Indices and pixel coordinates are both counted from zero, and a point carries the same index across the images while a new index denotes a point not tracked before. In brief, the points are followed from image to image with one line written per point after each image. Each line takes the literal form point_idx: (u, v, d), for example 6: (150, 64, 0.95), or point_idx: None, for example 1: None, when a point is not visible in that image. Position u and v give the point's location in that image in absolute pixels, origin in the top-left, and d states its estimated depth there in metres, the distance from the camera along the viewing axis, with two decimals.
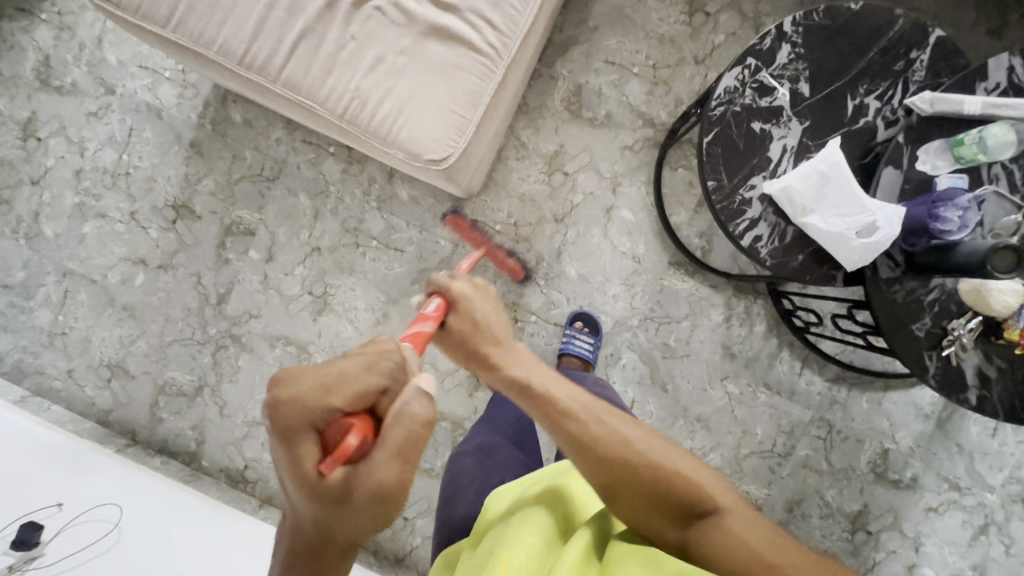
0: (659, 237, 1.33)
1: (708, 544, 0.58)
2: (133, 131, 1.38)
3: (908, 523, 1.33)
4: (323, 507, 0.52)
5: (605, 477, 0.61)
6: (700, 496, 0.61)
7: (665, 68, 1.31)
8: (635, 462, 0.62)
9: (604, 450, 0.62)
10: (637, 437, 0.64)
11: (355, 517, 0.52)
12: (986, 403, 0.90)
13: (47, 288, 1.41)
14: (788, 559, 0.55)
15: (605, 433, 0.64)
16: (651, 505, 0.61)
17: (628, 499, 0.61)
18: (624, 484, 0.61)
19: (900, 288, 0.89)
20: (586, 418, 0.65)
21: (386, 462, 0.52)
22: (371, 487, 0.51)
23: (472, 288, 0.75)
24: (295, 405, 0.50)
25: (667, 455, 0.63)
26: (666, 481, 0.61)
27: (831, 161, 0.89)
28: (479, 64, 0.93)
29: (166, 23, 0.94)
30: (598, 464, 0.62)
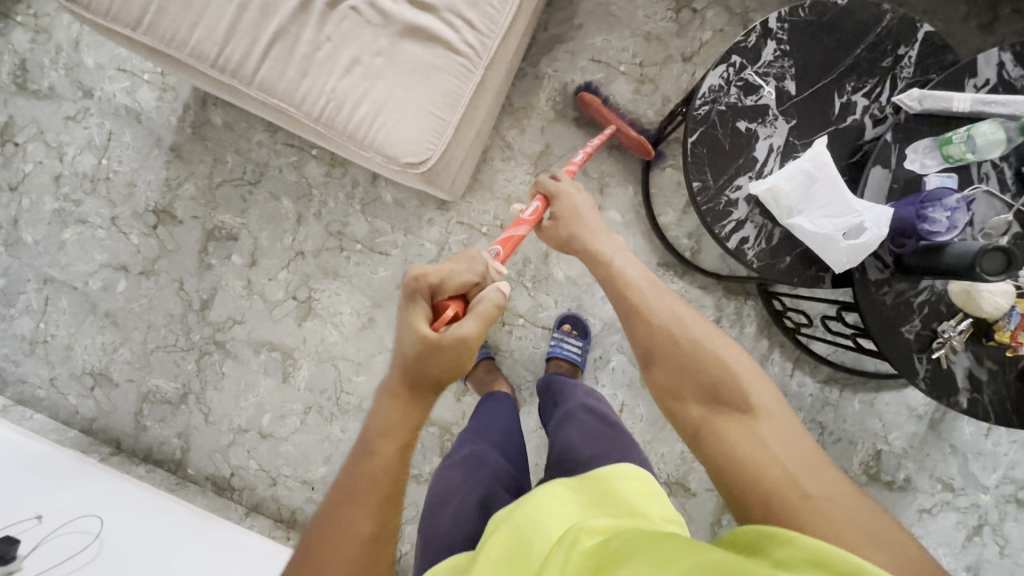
0: (648, 238, 1.31)
1: (730, 435, 0.59)
2: (112, 135, 1.36)
3: (901, 524, 1.32)
4: (416, 353, 0.61)
5: (650, 343, 0.69)
6: (741, 392, 0.61)
7: (652, 66, 1.29)
8: (683, 337, 0.68)
9: (658, 319, 0.70)
10: (694, 323, 0.69)
11: (453, 360, 0.61)
12: (976, 406, 0.88)
13: (27, 296, 1.39)
14: (820, 487, 0.52)
15: (663, 308, 0.71)
16: (688, 381, 0.65)
17: (668, 366, 0.67)
18: (667, 351, 0.68)
19: (889, 289, 0.87)
20: (647, 292, 0.74)
21: (469, 320, 0.62)
22: (456, 336, 0.60)
23: (576, 190, 0.90)
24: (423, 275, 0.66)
25: (720, 345, 0.66)
26: (709, 365, 0.64)
27: (818, 161, 0.87)
28: (458, 65, 0.90)
29: (137, 26, 0.91)
30: (647, 326, 0.70)
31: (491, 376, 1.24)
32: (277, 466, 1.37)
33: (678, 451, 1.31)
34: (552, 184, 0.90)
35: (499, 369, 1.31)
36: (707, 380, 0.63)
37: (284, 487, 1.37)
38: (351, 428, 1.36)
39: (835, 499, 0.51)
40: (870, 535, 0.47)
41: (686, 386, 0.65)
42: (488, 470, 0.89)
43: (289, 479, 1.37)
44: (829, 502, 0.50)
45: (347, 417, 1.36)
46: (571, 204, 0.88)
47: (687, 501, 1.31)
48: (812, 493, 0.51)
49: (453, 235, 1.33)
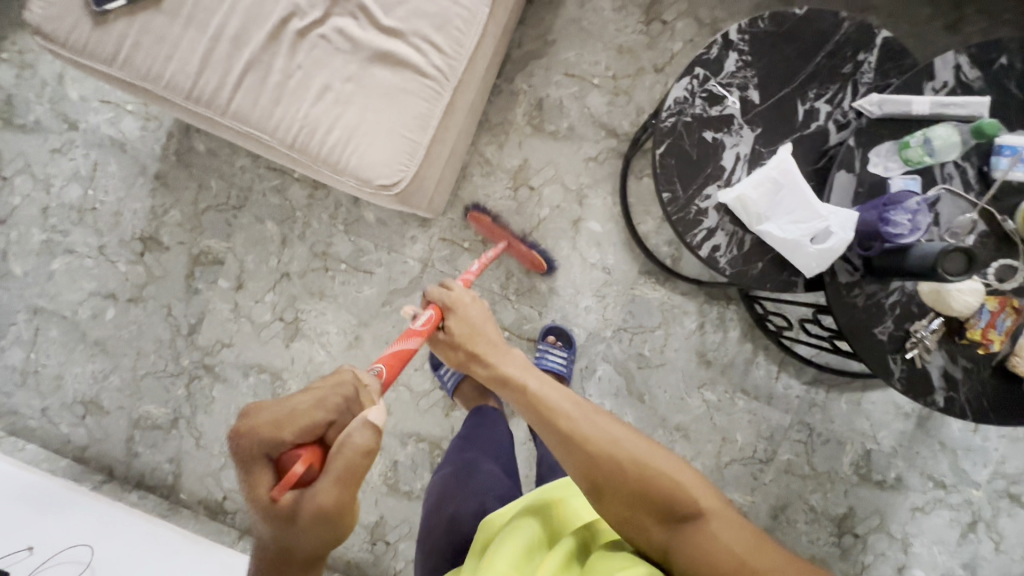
0: (629, 248, 1.32)
1: (692, 546, 0.57)
2: (98, 165, 1.38)
3: (895, 524, 1.32)
4: (276, 535, 0.54)
5: (592, 473, 0.63)
6: (690, 501, 0.60)
7: (625, 78, 1.31)
8: (623, 459, 0.63)
9: (595, 445, 0.64)
10: (623, 436, 0.65)
11: (305, 537, 0.53)
12: (954, 404, 0.89)
13: (18, 327, 1.40)
14: (773, 563, 0.54)
15: (595, 427, 0.66)
16: (638, 504, 0.61)
17: (615, 493, 0.62)
18: (610, 478, 0.62)
19: (860, 292, 0.88)
20: (577, 413, 0.68)
21: (328, 486, 0.53)
22: (314, 510, 0.53)
23: (471, 300, 0.86)
24: (251, 436, 0.54)
25: (656, 460, 0.63)
26: (654, 482, 0.61)
27: (783, 168, 0.89)
28: (426, 88, 0.93)
29: (113, 60, 0.93)
30: (587, 456, 0.64)
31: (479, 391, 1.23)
32: None
33: None
34: (446, 294, 0.85)
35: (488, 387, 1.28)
36: (655, 499, 0.60)
37: None
38: None
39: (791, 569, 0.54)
40: None
41: (638, 510, 0.61)
42: (471, 483, 0.89)
43: None
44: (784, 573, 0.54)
45: None
46: (466, 316, 0.84)
47: None
48: (767, 570, 0.54)
49: (436, 251, 1.35)
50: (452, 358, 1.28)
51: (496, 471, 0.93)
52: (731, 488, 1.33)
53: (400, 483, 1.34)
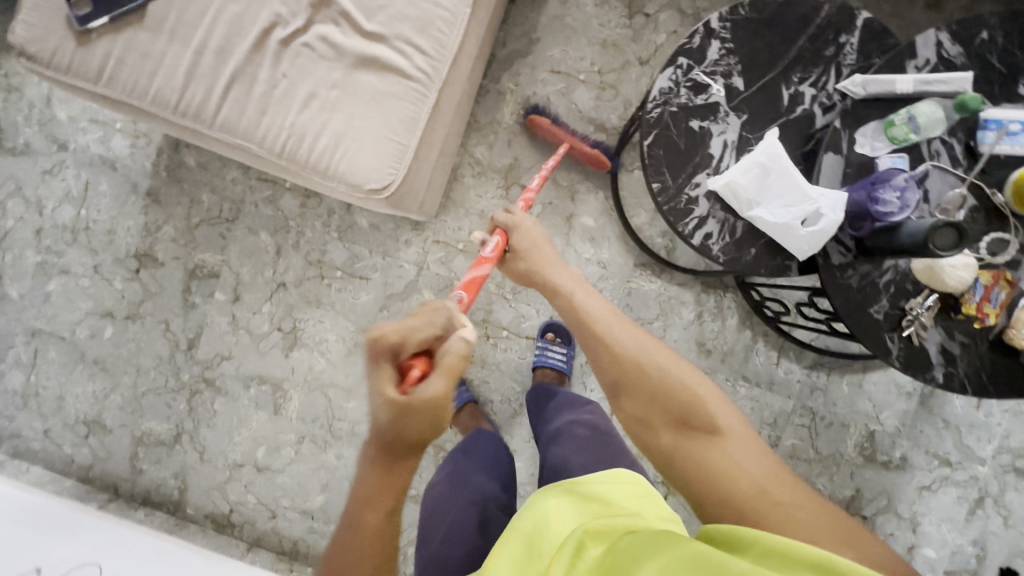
0: (623, 241, 1.33)
1: (698, 454, 0.64)
2: (89, 185, 1.38)
3: (903, 504, 1.32)
4: (388, 422, 0.60)
5: (618, 373, 0.73)
6: (708, 417, 0.66)
7: (611, 72, 1.32)
8: (651, 367, 0.71)
9: (624, 350, 0.73)
10: (656, 350, 0.73)
11: (417, 427, 0.60)
12: (953, 380, 0.89)
13: (17, 350, 1.40)
14: (780, 487, 0.58)
15: (628, 337, 0.75)
16: (656, 405, 0.69)
17: (638, 393, 0.70)
18: (635, 380, 0.71)
19: (854, 272, 0.88)
20: (613, 324, 0.76)
21: (438, 379, 0.60)
22: (425, 400, 0.59)
23: (532, 223, 0.91)
24: (379, 340, 0.62)
25: (684, 375, 0.70)
26: (677, 392, 0.68)
27: (771, 153, 0.90)
28: (411, 90, 0.93)
29: (98, 78, 0.94)
30: (615, 359, 0.73)
31: (478, 416, 1.25)
32: (275, 498, 1.37)
33: None
34: (510, 217, 0.91)
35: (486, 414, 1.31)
36: (676, 407, 0.68)
37: (284, 519, 1.37)
38: (347, 454, 1.36)
39: (794, 501, 0.57)
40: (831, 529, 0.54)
41: (655, 413, 0.69)
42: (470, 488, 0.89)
43: (288, 511, 1.37)
44: (785, 499, 0.57)
45: (342, 443, 1.36)
46: (531, 236, 0.89)
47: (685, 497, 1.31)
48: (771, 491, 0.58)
49: (431, 254, 1.35)
50: None
51: (485, 481, 0.94)
52: None
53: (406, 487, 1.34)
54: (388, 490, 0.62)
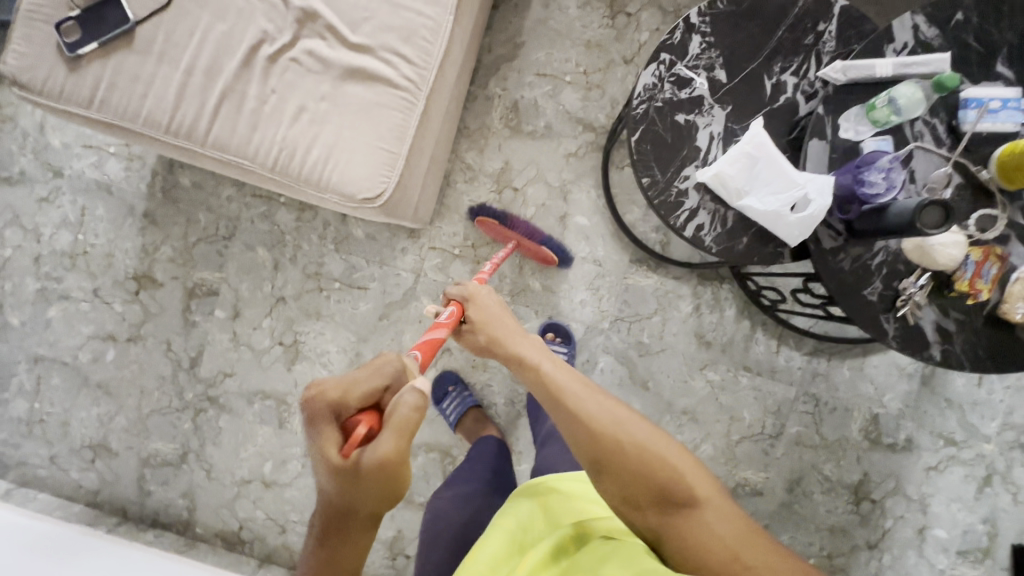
0: (617, 238, 1.34)
1: (683, 532, 0.61)
2: (85, 210, 1.39)
3: (911, 486, 1.32)
4: (336, 494, 0.54)
5: (594, 454, 0.64)
6: (688, 489, 0.63)
7: (596, 72, 1.33)
8: (630, 444, 0.64)
9: (599, 427, 0.65)
10: (628, 419, 0.66)
11: (367, 493, 0.54)
12: (950, 357, 0.89)
13: (20, 378, 1.41)
14: (759, 557, 0.59)
15: (599, 408, 0.67)
16: (637, 486, 0.63)
17: (617, 473, 0.63)
18: (613, 462, 0.63)
19: (846, 255, 0.89)
20: (580, 392, 0.69)
21: (387, 438, 0.54)
22: (372, 464, 0.53)
23: (487, 292, 0.87)
24: (318, 399, 0.56)
25: (662, 447, 0.65)
26: (659, 470, 0.63)
27: (756, 142, 0.91)
28: (399, 99, 0.94)
29: (90, 103, 0.95)
30: (591, 438, 0.64)
31: (483, 423, 1.26)
32: (284, 513, 1.37)
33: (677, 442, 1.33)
34: (464, 289, 0.86)
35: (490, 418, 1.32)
36: (659, 487, 0.62)
37: (295, 533, 1.37)
38: None
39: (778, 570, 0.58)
40: None
41: (639, 494, 0.63)
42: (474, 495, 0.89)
43: (298, 525, 1.37)
44: (763, 568, 0.59)
45: None
46: (485, 306, 0.84)
47: None
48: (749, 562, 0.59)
49: (428, 260, 1.36)
50: (456, 392, 1.31)
51: (476, 483, 0.96)
52: (744, 467, 1.33)
53: (414, 494, 1.34)
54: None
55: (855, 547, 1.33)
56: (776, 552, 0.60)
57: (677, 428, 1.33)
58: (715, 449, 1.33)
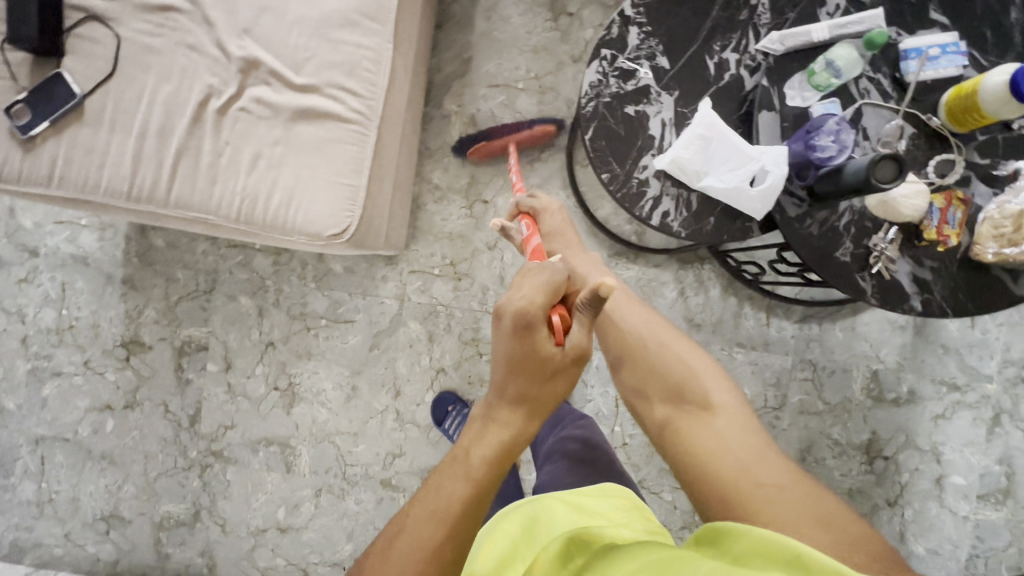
0: (593, 235, 1.34)
1: (690, 425, 0.75)
2: (66, 285, 1.39)
3: (921, 437, 1.32)
4: (550, 380, 0.64)
5: (623, 350, 0.86)
6: (703, 395, 0.77)
7: (547, 75, 1.34)
8: (654, 345, 0.84)
9: (629, 331, 0.87)
10: (658, 332, 0.86)
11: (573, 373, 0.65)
12: (931, 305, 0.90)
13: (24, 460, 1.40)
14: (765, 471, 0.65)
15: (635, 318, 0.88)
16: (656, 380, 0.81)
17: (637, 367, 0.84)
18: (635, 358, 0.84)
19: (812, 221, 0.89)
20: (623, 303, 0.90)
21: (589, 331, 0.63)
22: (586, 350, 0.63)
23: (557, 208, 1.01)
24: (525, 311, 0.61)
25: (682, 355, 0.82)
26: (673, 369, 0.81)
27: (707, 123, 0.92)
28: (351, 132, 0.95)
29: (49, 180, 0.95)
30: (621, 339, 0.87)
31: None
32: (304, 555, 1.37)
33: None
34: (537, 202, 1.00)
35: None
36: (673, 383, 0.80)
37: None
38: (367, 497, 1.37)
39: (778, 482, 0.62)
40: (812, 512, 0.58)
41: (655, 388, 0.81)
42: None
43: (320, 566, 1.36)
44: (775, 488, 0.62)
45: (360, 488, 1.36)
46: (555, 220, 0.99)
47: None
48: (763, 484, 0.63)
49: (410, 285, 1.36)
50: (456, 410, 1.30)
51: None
52: None
53: None
54: (518, 441, 0.66)
55: (876, 507, 1.32)
56: (784, 470, 0.65)
57: None
58: None
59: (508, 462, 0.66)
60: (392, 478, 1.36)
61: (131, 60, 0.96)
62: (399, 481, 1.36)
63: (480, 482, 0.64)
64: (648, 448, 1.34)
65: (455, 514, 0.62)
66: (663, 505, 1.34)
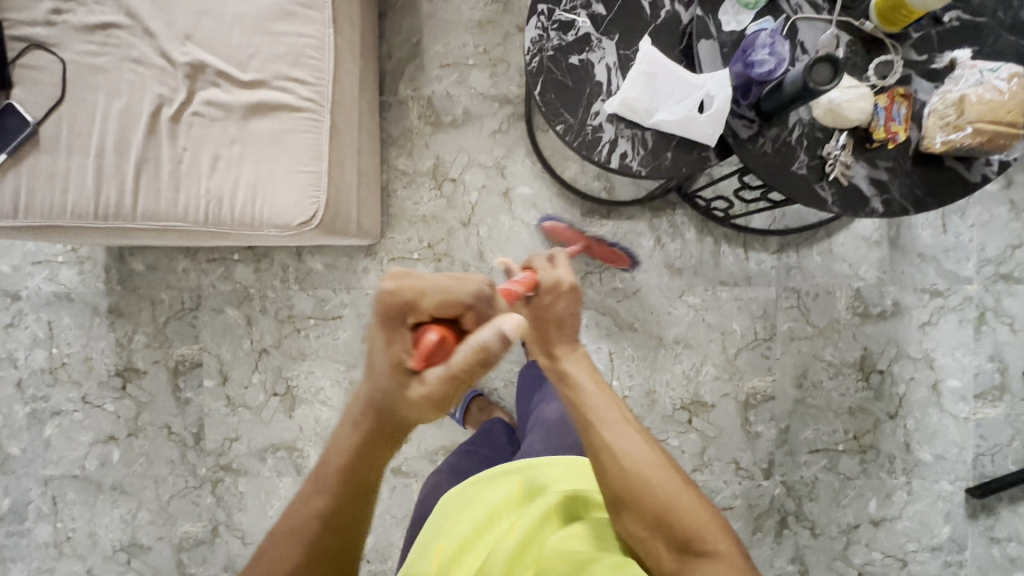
0: (564, 197, 1.35)
1: None
2: (52, 323, 1.40)
3: (912, 346, 1.34)
4: (387, 401, 0.56)
5: (620, 489, 0.65)
6: (710, 544, 0.63)
7: (496, 48, 1.36)
8: (656, 484, 0.65)
9: (628, 465, 0.65)
10: (655, 464, 0.66)
11: (416, 410, 0.56)
12: (891, 204, 0.91)
13: (36, 503, 1.41)
14: None
15: (631, 444, 0.67)
16: (658, 526, 0.64)
17: (638, 511, 0.64)
18: (637, 498, 0.64)
19: (765, 139, 0.91)
20: (615, 422, 0.69)
21: (441, 378, 0.53)
22: (426, 393, 0.54)
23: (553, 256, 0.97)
24: (393, 297, 0.54)
25: (681, 496, 0.65)
26: (677, 513, 0.64)
27: (649, 59, 0.93)
28: (307, 120, 0.97)
29: (15, 212, 0.95)
30: (619, 474, 0.65)
31: (489, 407, 1.31)
32: None
33: (679, 372, 1.35)
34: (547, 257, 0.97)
35: (496, 404, 1.35)
36: (678, 532, 0.63)
37: None
38: (380, 488, 1.38)
39: None
40: None
41: (658, 537, 0.64)
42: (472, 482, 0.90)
43: None
44: None
45: None
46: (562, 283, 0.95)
47: (711, 415, 1.35)
48: None
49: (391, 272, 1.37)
50: None
51: (477, 465, 0.97)
52: (750, 376, 1.35)
53: None
54: (365, 464, 0.59)
55: (878, 421, 1.35)
56: None
57: (674, 358, 1.35)
58: (716, 367, 1.35)
59: (367, 480, 0.60)
60: (402, 464, 1.37)
61: (79, 82, 0.96)
62: (410, 467, 1.37)
63: (338, 497, 0.60)
64: (648, 398, 1.35)
65: (311, 533, 0.59)
66: (672, 451, 1.35)
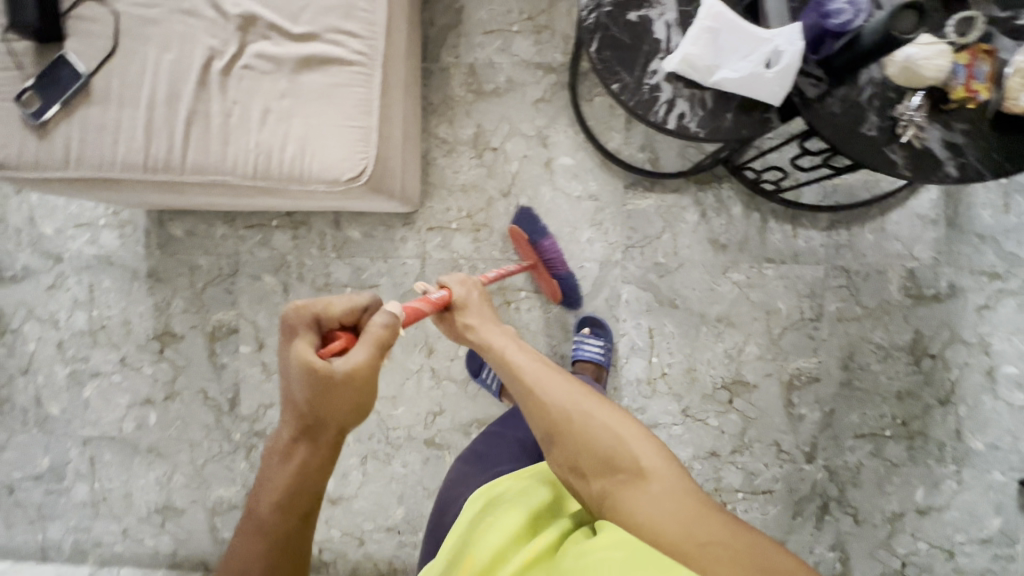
0: (607, 168, 1.32)
1: (628, 500, 0.62)
2: (94, 286, 1.41)
3: (967, 330, 1.29)
4: (311, 396, 0.62)
5: (548, 425, 0.72)
6: (630, 458, 0.66)
7: (541, 14, 1.33)
8: (574, 414, 0.70)
9: (549, 400, 0.73)
10: (578, 396, 0.72)
11: (342, 394, 0.62)
12: (967, 168, 0.87)
13: (74, 463, 1.43)
14: (707, 526, 0.58)
15: (555, 386, 0.74)
16: (583, 450, 0.68)
17: (563, 442, 0.70)
18: (559, 431, 0.70)
19: (833, 99, 0.87)
20: (541, 372, 0.76)
21: (359, 350, 0.64)
22: (347, 369, 0.61)
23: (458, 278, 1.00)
24: (305, 310, 0.66)
25: (598, 420, 0.70)
26: (592, 432, 0.69)
27: (713, 14, 0.89)
28: (357, 74, 0.95)
29: (67, 163, 0.96)
30: (542, 410, 0.72)
31: None
32: (358, 524, 1.36)
33: (721, 351, 1.32)
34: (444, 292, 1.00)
35: None
36: (597, 452, 0.67)
37: (373, 542, 1.35)
38: (413, 458, 1.36)
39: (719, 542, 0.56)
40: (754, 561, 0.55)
41: (585, 463, 0.68)
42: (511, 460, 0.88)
43: (374, 532, 1.35)
44: (721, 547, 0.56)
45: (405, 451, 1.36)
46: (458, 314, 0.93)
47: (752, 395, 1.32)
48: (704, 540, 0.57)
49: (429, 242, 1.35)
50: None
51: (508, 449, 0.93)
52: (795, 357, 1.31)
53: None
54: (306, 478, 0.65)
55: (927, 408, 1.30)
56: (725, 526, 0.58)
57: (717, 336, 1.32)
58: (760, 347, 1.31)
59: (307, 500, 0.65)
60: (436, 436, 1.36)
61: (131, 34, 0.96)
62: (443, 439, 1.36)
63: (276, 528, 0.63)
64: (688, 376, 1.32)
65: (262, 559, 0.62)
66: (712, 430, 1.32)
